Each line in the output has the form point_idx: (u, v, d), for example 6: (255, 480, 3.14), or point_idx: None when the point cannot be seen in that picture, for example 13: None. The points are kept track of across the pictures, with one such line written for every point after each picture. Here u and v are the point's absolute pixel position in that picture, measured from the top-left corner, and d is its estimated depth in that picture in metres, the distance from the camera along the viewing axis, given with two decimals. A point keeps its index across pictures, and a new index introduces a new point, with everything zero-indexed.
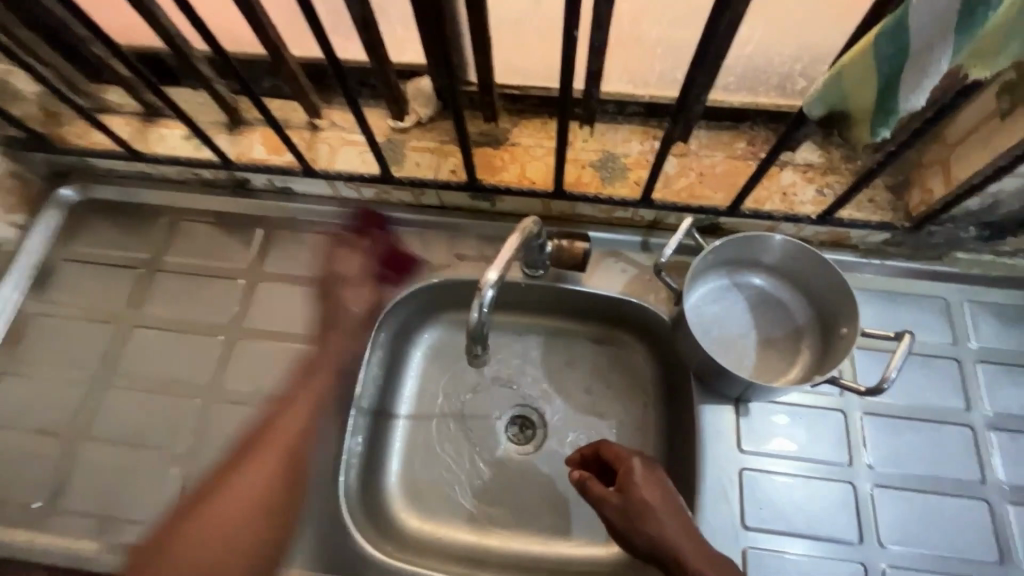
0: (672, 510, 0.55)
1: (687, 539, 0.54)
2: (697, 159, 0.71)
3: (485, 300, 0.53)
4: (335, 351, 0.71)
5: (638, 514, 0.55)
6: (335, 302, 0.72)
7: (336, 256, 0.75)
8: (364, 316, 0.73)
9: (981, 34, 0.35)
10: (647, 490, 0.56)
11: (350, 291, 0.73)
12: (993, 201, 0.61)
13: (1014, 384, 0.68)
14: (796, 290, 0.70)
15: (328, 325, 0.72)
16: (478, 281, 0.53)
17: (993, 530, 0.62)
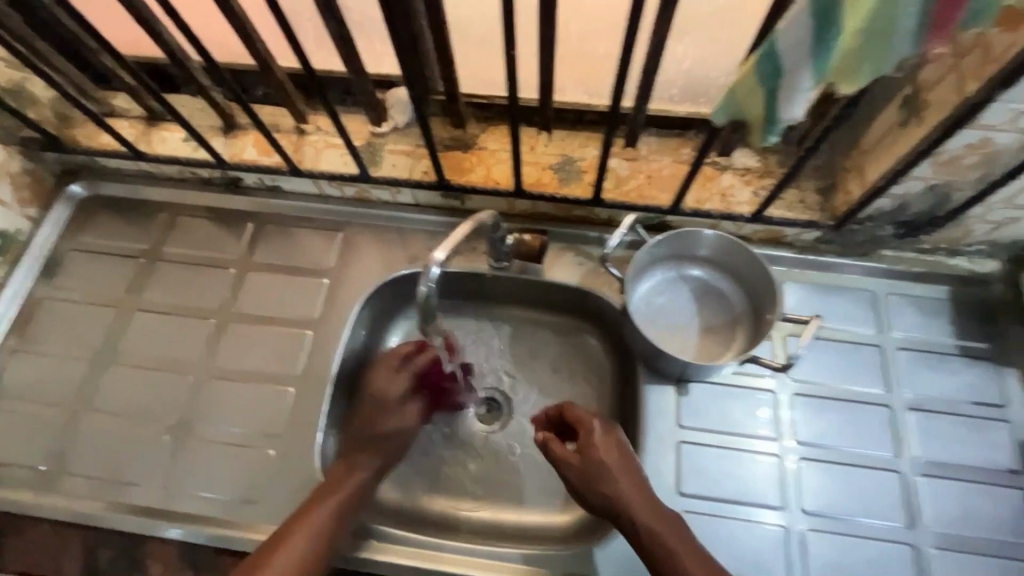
0: (625, 470, 0.62)
1: (638, 498, 0.60)
2: (647, 163, 0.79)
3: (432, 277, 0.61)
4: (357, 474, 0.67)
5: (593, 473, 0.62)
6: (379, 422, 0.70)
7: (376, 382, 0.72)
8: (399, 438, 0.71)
9: (833, 58, 0.43)
10: (602, 451, 0.63)
11: (388, 417, 0.71)
12: (902, 202, 0.69)
13: (932, 369, 0.75)
14: (732, 281, 0.77)
15: (362, 446, 0.69)
16: (426, 261, 0.61)
17: (903, 497, 0.69)
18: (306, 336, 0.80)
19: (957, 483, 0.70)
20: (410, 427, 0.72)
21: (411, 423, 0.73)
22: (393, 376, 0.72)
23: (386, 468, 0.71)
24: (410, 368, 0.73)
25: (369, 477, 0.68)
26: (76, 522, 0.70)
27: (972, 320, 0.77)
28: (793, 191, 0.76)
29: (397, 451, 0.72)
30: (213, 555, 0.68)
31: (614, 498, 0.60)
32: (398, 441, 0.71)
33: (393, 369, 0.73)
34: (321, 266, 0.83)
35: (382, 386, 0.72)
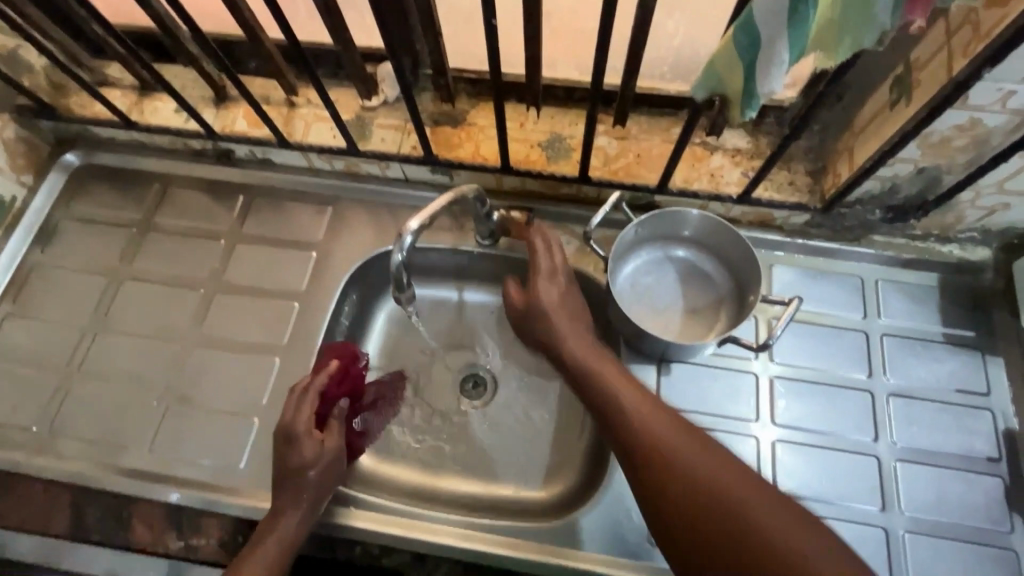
0: (568, 316, 0.68)
1: (579, 343, 0.66)
2: (636, 142, 0.78)
3: (405, 244, 0.62)
4: (287, 519, 0.63)
5: (535, 317, 0.68)
6: (290, 458, 0.65)
7: (284, 413, 0.67)
8: (322, 468, 0.66)
9: (811, 29, 0.42)
10: (546, 296, 0.68)
11: (296, 446, 0.65)
12: (891, 184, 0.68)
13: (916, 356, 0.75)
14: (718, 263, 0.77)
15: (282, 487, 0.64)
16: (400, 228, 0.62)
17: (879, 482, 0.69)
18: (293, 307, 0.81)
19: (935, 468, 0.70)
20: (330, 452, 0.67)
21: (332, 450, 0.67)
22: (293, 408, 0.67)
23: (319, 500, 0.65)
24: (311, 393, 0.68)
25: (298, 519, 0.63)
26: (65, 482, 0.72)
27: (961, 308, 0.76)
28: (783, 173, 0.75)
29: (326, 480, 0.66)
30: (196, 517, 0.69)
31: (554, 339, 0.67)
32: (319, 473, 0.65)
33: (294, 398, 0.68)
34: (310, 239, 0.84)
35: (286, 420, 0.66)
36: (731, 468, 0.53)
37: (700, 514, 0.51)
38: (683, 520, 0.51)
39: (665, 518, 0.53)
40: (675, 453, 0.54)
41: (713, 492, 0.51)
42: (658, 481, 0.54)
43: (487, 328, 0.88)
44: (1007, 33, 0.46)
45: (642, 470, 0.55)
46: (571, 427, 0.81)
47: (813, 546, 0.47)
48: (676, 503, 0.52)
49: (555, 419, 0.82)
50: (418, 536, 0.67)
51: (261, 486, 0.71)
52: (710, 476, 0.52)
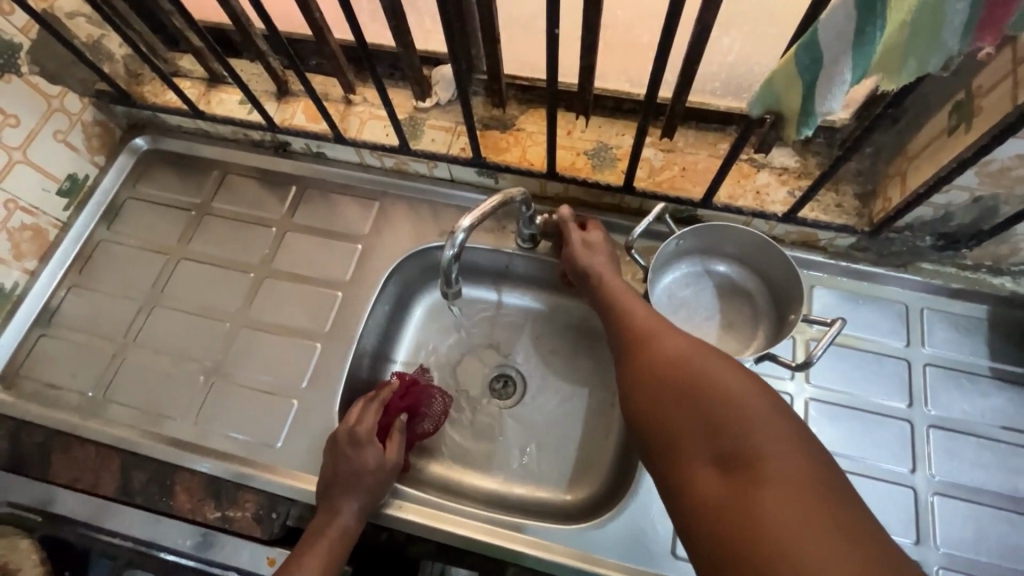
0: (601, 254, 0.73)
1: (604, 274, 0.71)
2: (682, 155, 0.78)
3: (457, 241, 0.64)
4: (342, 519, 0.65)
5: (571, 254, 0.74)
6: (352, 461, 0.66)
7: (349, 417, 0.70)
8: (379, 473, 0.67)
9: (874, 51, 0.42)
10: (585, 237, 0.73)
11: (362, 450, 0.67)
12: (944, 212, 0.67)
13: (959, 390, 0.73)
14: (757, 279, 0.77)
15: (339, 488, 0.65)
16: (453, 226, 0.64)
17: (914, 514, 0.68)
18: (336, 297, 0.83)
19: (974, 505, 0.68)
20: (389, 461, 0.69)
21: (392, 458, 0.69)
22: (359, 414, 0.70)
23: (373, 507, 0.67)
24: (376, 404, 0.72)
25: (356, 519, 0.65)
26: (114, 446, 0.75)
27: (1008, 344, 0.74)
28: (831, 194, 0.75)
29: (381, 486, 0.67)
30: (234, 489, 0.72)
31: (587, 272, 0.72)
32: (376, 476, 0.67)
33: (360, 408, 0.71)
34: (357, 232, 0.87)
35: (349, 424, 0.69)
36: (714, 356, 0.55)
37: (667, 386, 0.54)
38: (656, 391, 0.55)
39: (640, 393, 0.57)
40: (663, 343, 0.59)
41: (687, 369, 0.54)
42: (642, 364, 0.58)
43: (520, 331, 0.90)
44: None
45: (631, 359, 0.60)
46: (598, 432, 0.82)
47: (773, 424, 0.48)
48: (652, 379, 0.56)
49: (582, 424, 0.83)
50: (441, 526, 0.68)
51: (295, 465, 0.73)
52: (688, 358, 0.55)
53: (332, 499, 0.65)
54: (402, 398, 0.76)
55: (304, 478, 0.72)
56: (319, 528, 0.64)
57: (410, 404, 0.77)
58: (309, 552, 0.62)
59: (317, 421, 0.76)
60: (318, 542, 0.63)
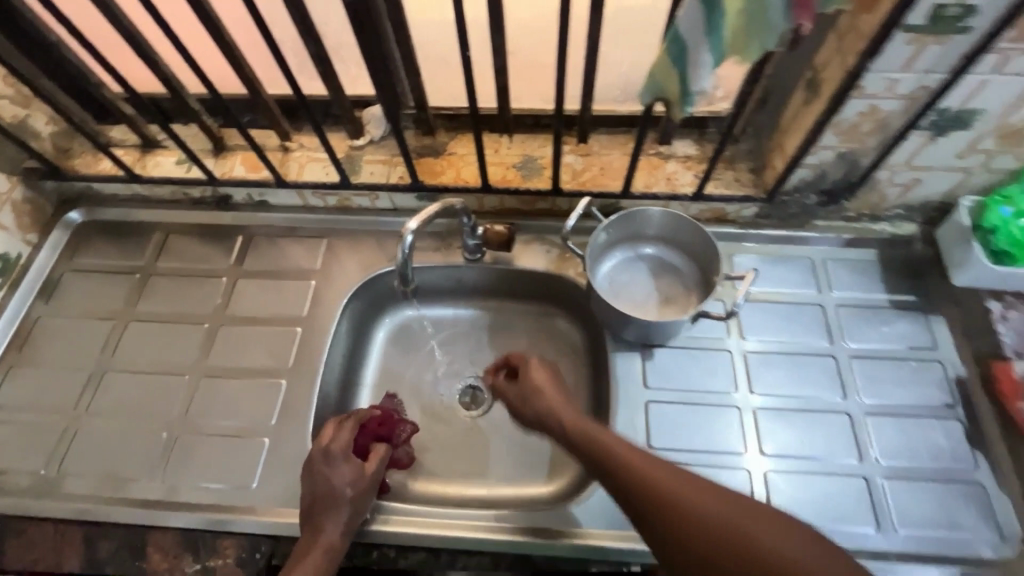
0: (548, 386, 0.72)
1: (558, 408, 0.68)
2: (599, 157, 0.88)
3: (406, 244, 0.70)
4: (327, 536, 0.64)
5: (521, 384, 0.73)
6: (330, 478, 0.66)
7: (320, 440, 0.70)
8: (358, 489, 0.68)
9: (725, 36, 0.52)
10: (531, 373, 0.73)
11: (340, 467, 0.68)
12: (819, 172, 0.78)
13: (868, 323, 0.83)
14: (679, 255, 0.86)
15: (321, 507, 0.65)
16: (401, 230, 0.69)
17: (854, 436, 0.75)
18: (297, 332, 0.85)
19: (901, 420, 0.76)
20: (366, 478, 0.69)
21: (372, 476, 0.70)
22: (333, 433, 0.70)
23: (358, 520, 0.67)
24: (350, 422, 0.72)
25: (341, 534, 0.65)
26: (74, 520, 0.71)
27: (899, 278, 0.85)
28: (729, 172, 0.86)
29: (361, 500, 0.68)
30: (212, 539, 0.69)
31: (547, 412, 0.69)
32: (356, 491, 0.67)
33: (333, 428, 0.71)
34: (309, 268, 0.90)
35: (323, 444, 0.69)
36: (737, 500, 0.51)
37: (713, 553, 0.49)
38: (701, 557, 0.49)
39: (682, 564, 0.50)
40: (678, 490, 0.53)
41: (722, 528, 0.49)
42: (668, 523, 0.52)
43: (480, 341, 0.95)
44: (864, 34, 0.60)
45: (651, 518, 0.53)
46: None
47: (824, 556, 0.46)
48: (690, 544, 0.50)
49: None
50: (432, 531, 0.69)
51: (275, 501, 0.72)
52: (717, 513, 0.51)
53: (314, 518, 0.65)
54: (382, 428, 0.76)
55: (284, 513, 0.71)
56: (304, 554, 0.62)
57: (387, 427, 0.77)
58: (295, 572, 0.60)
59: (291, 455, 0.75)
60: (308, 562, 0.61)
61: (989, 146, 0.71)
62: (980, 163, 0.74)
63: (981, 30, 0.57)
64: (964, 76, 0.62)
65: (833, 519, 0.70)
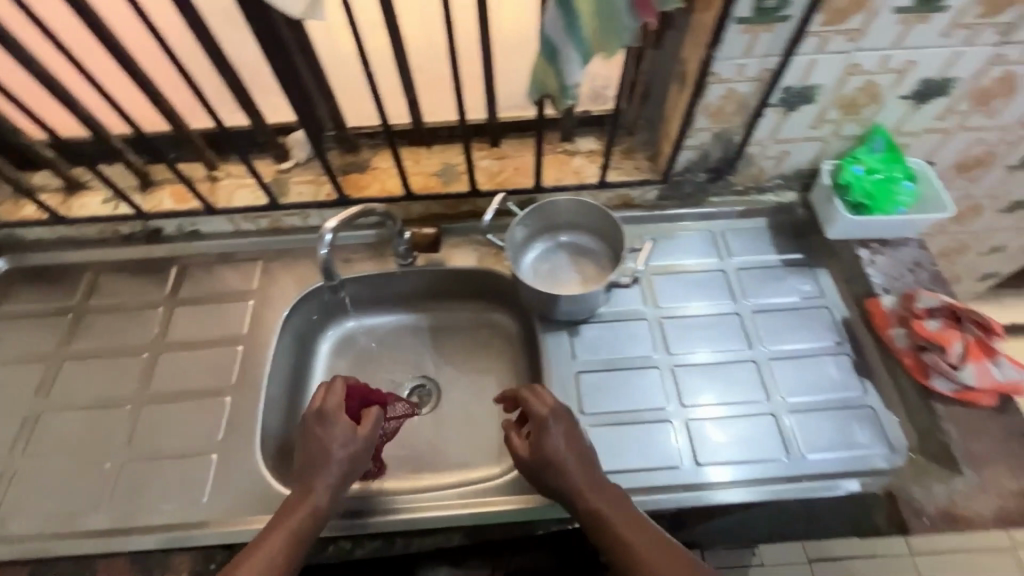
0: (568, 450, 0.68)
1: (575, 482, 0.66)
2: (512, 159, 0.95)
3: (326, 240, 0.76)
4: (315, 496, 0.66)
5: (539, 449, 0.67)
6: (322, 437, 0.69)
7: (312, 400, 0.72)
8: (352, 450, 0.70)
9: (585, 37, 0.61)
10: (547, 440, 0.68)
11: (331, 429, 0.69)
12: (702, 153, 0.89)
13: (765, 282, 0.93)
14: (590, 238, 0.94)
15: (313, 465, 0.68)
16: (322, 226, 0.76)
17: (762, 381, 0.84)
18: (239, 350, 0.87)
19: (802, 362, 0.85)
20: (360, 439, 0.71)
21: (368, 435, 0.72)
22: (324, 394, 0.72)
23: (345, 480, 0.69)
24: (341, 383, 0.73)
25: (328, 496, 0.66)
26: (16, 559, 0.70)
27: (787, 240, 0.96)
28: (629, 161, 0.95)
29: (355, 460, 0.70)
30: (165, 556, 0.70)
31: (563, 485, 0.66)
32: (348, 452, 0.70)
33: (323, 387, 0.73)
34: (247, 289, 0.93)
35: (316, 405, 0.70)
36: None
37: None
38: None
39: None
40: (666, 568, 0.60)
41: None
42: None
43: (422, 342, 0.99)
44: (707, 27, 0.70)
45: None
46: None
47: None
48: None
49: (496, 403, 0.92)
50: (425, 514, 0.74)
51: (228, 512, 0.74)
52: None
53: (303, 476, 0.67)
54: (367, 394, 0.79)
55: (238, 520, 0.73)
56: (286, 513, 0.64)
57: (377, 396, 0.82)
58: (271, 530, 0.63)
59: (241, 466, 0.77)
60: (289, 520, 0.63)
61: (834, 116, 0.83)
62: (831, 132, 0.86)
63: (796, 17, 0.69)
64: (795, 57, 0.74)
65: (751, 454, 0.78)
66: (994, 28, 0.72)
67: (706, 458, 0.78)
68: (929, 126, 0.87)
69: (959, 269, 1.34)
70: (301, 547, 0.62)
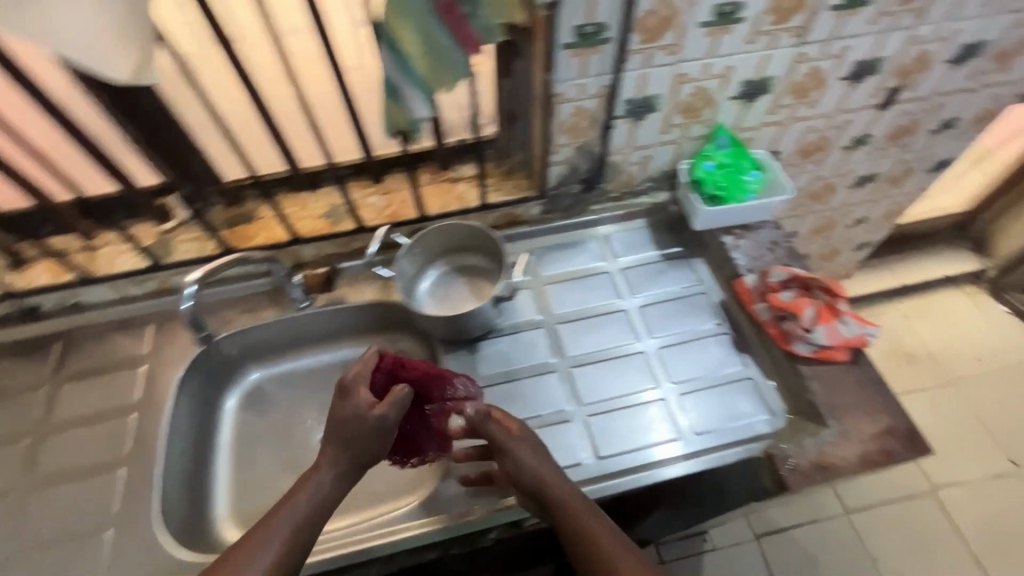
0: (538, 451, 0.71)
1: (550, 475, 0.69)
2: (397, 192, 0.99)
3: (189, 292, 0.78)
4: (321, 473, 0.67)
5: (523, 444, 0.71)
6: (342, 411, 0.69)
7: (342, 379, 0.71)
8: (369, 426, 0.67)
9: (420, 77, 0.66)
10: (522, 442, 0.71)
11: (350, 406, 0.68)
12: (570, 166, 0.95)
13: (649, 276, 0.99)
14: (482, 255, 0.97)
15: (336, 440, 0.68)
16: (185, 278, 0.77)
17: (652, 369, 0.89)
18: (132, 419, 0.85)
19: (688, 346, 0.91)
20: (375, 416, 0.68)
21: (382, 417, 0.67)
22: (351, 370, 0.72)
23: (358, 457, 0.68)
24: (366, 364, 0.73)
25: (333, 477, 0.67)
26: None
27: (665, 236, 1.04)
28: (509, 181, 1.01)
29: (369, 443, 0.68)
30: None
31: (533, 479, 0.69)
32: (366, 430, 0.67)
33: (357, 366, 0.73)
34: (138, 355, 0.91)
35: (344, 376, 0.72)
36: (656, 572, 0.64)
37: None
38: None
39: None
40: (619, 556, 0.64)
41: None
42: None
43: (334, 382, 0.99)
44: (540, 55, 0.77)
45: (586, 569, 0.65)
46: None
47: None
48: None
49: None
50: (349, 548, 0.76)
51: None
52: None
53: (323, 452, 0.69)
54: (406, 371, 0.77)
55: None
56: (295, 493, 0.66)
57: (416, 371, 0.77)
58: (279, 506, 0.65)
59: (139, 538, 0.75)
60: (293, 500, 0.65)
61: (678, 120, 0.92)
62: (680, 135, 0.95)
63: (616, 39, 0.76)
64: (625, 74, 0.81)
65: (647, 439, 0.82)
66: (788, 32, 0.82)
67: (606, 450, 0.81)
68: (763, 120, 0.97)
69: (834, 243, 1.47)
70: (303, 526, 0.64)
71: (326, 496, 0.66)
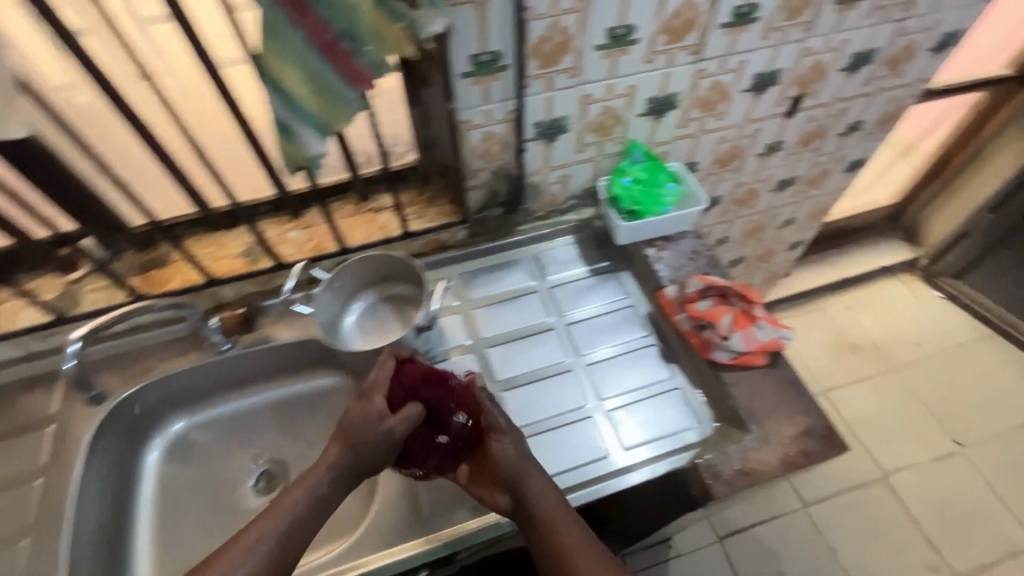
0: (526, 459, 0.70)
1: (533, 481, 0.69)
2: (318, 225, 0.97)
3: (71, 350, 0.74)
4: (319, 472, 0.67)
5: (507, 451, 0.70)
6: (357, 413, 0.70)
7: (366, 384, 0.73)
8: (381, 435, 0.68)
9: (310, 113, 0.65)
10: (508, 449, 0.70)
11: (365, 410, 0.69)
12: (490, 189, 0.96)
13: (579, 292, 1.00)
14: (407, 282, 0.97)
15: (346, 439, 0.68)
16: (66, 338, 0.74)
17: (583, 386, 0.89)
18: (37, 485, 0.80)
19: (618, 360, 0.92)
20: (386, 425, 0.68)
21: (389, 430, 0.68)
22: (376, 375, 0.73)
23: (358, 462, 0.68)
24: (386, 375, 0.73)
25: (329, 478, 0.67)
26: None
27: (593, 251, 1.05)
28: (433, 207, 1.00)
29: (372, 451, 0.68)
30: None
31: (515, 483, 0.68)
32: (378, 437, 0.68)
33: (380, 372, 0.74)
34: (45, 415, 0.86)
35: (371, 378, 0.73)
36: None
37: None
38: None
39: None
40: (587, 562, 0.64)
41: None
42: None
43: (264, 426, 0.96)
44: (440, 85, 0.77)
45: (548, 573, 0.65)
46: None
47: None
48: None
49: None
50: None
51: None
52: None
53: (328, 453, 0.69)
54: (426, 386, 0.74)
55: None
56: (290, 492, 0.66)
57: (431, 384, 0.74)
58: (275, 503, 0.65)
59: None
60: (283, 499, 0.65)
61: (591, 139, 0.93)
62: (595, 152, 0.96)
63: (513, 65, 0.77)
64: (529, 98, 0.82)
65: (578, 458, 0.82)
66: (684, 50, 0.85)
67: None
68: (675, 134, 0.99)
69: (767, 244, 1.52)
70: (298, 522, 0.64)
71: (324, 496, 0.66)
